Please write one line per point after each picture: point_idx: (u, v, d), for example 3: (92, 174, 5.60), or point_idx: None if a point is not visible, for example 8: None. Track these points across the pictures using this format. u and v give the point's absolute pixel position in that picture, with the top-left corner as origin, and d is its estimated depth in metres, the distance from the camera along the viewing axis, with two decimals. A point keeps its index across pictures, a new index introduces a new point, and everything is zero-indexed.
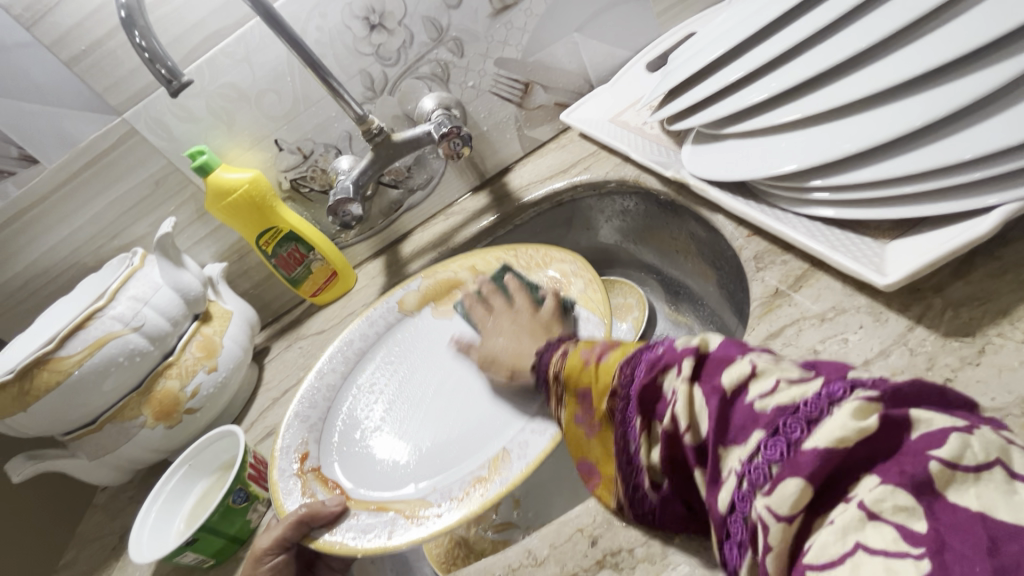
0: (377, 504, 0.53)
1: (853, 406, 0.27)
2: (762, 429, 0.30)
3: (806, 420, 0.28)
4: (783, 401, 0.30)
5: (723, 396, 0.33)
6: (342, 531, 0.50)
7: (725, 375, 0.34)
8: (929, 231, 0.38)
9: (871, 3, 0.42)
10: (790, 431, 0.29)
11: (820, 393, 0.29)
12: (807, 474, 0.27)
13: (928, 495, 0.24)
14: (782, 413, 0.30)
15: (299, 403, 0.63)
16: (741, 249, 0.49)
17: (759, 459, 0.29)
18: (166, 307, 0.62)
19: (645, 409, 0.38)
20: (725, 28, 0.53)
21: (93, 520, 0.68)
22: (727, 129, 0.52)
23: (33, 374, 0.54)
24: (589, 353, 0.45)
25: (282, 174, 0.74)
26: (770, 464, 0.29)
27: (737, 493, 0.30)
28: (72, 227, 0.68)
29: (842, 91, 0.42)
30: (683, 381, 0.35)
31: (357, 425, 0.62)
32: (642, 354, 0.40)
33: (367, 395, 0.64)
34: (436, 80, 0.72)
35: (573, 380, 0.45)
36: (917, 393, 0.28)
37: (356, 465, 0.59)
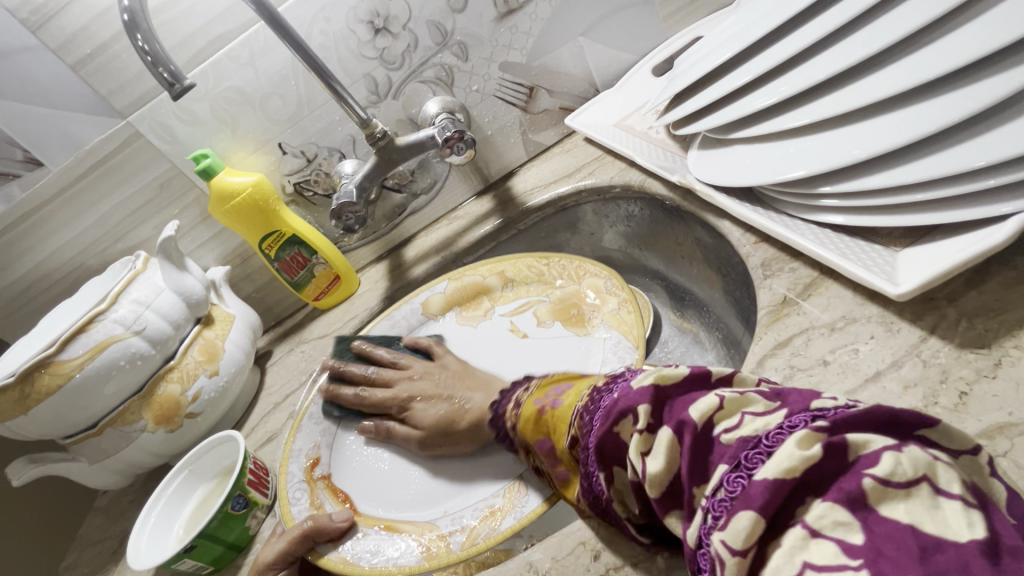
0: (386, 523, 0.53)
1: (798, 437, 0.29)
2: (725, 463, 0.31)
3: (765, 452, 0.30)
4: (743, 435, 0.31)
5: (694, 430, 0.32)
6: (348, 547, 0.51)
7: (692, 410, 0.33)
8: (941, 239, 0.37)
9: (880, 7, 0.41)
10: (750, 465, 0.29)
11: (781, 426, 0.30)
12: (758, 506, 0.27)
13: (863, 510, 0.26)
14: (743, 447, 0.31)
15: (316, 402, 0.63)
16: (748, 256, 0.48)
17: (721, 493, 0.30)
18: (168, 311, 0.62)
19: (609, 456, 0.38)
20: (732, 32, 0.53)
21: (93, 524, 0.67)
22: (733, 134, 0.51)
23: (34, 377, 0.54)
24: (545, 400, 0.47)
25: (286, 177, 0.74)
26: (730, 497, 0.29)
27: (702, 529, 0.30)
28: (76, 229, 0.68)
29: (851, 95, 0.41)
30: (641, 429, 0.35)
31: (371, 434, 0.63)
32: (600, 401, 0.41)
33: (388, 406, 0.64)
34: (440, 84, 0.72)
35: (527, 428, 0.48)
36: (868, 420, 0.29)
37: (368, 474, 0.59)
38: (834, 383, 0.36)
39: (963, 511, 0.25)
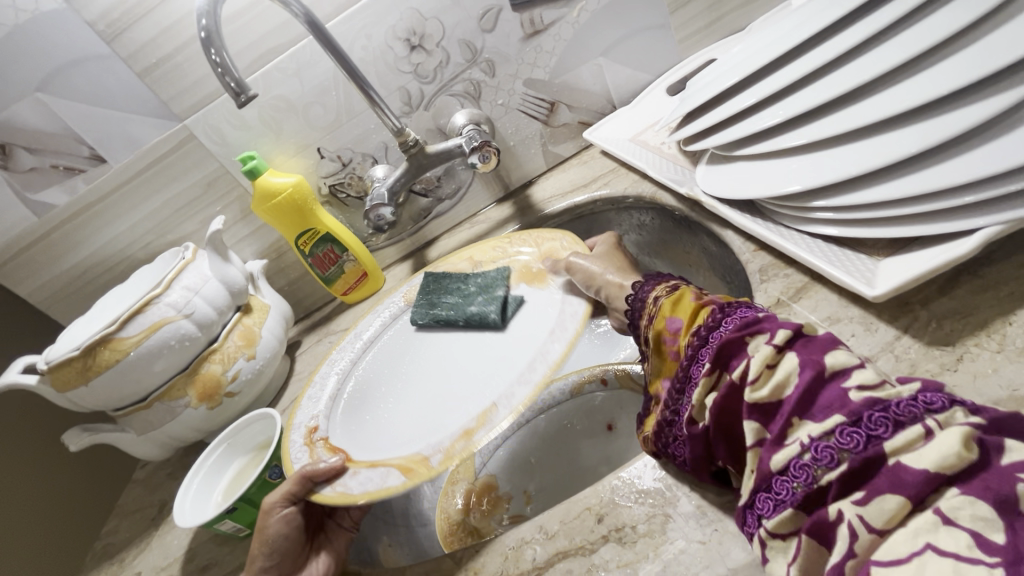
0: (374, 461, 0.57)
1: (955, 431, 0.29)
2: (842, 413, 0.32)
3: (892, 419, 0.31)
4: (873, 396, 0.32)
5: (820, 372, 0.34)
6: (341, 484, 0.54)
7: (829, 356, 0.34)
8: (918, 250, 0.41)
9: (873, 41, 0.46)
10: (873, 427, 0.31)
11: (916, 399, 0.31)
12: (909, 493, 0.29)
13: (1010, 512, 0.26)
14: (870, 407, 0.32)
15: (311, 386, 0.67)
16: (748, 262, 0.52)
17: (830, 440, 0.32)
18: (214, 298, 0.67)
19: (723, 356, 0.39)
20: (740, 59, 0.58)
21: (134, 492, 0.73)
22: (739, 152, 0.55)
23: (97, 352, 0.60)
24: (698, 298, 0.47)
25: (322, 179, 0.80)
26: (843, 449, 0.31)
27: (796, 462, 0.33)
28: (131, 221, 0.75)
29: (845, 120, 0.45)
30: (771, 347, 0.36)
31: (364, 401, 0.65)
32: (732, 312, 0.42)
33: (383, 371, 0.68)
34: (468, 97, 0.77)
35: (667, 309, 0.48)
36: (1016, 428, 0.29)
37: (358, 429, 0.62)
38: None
39: None
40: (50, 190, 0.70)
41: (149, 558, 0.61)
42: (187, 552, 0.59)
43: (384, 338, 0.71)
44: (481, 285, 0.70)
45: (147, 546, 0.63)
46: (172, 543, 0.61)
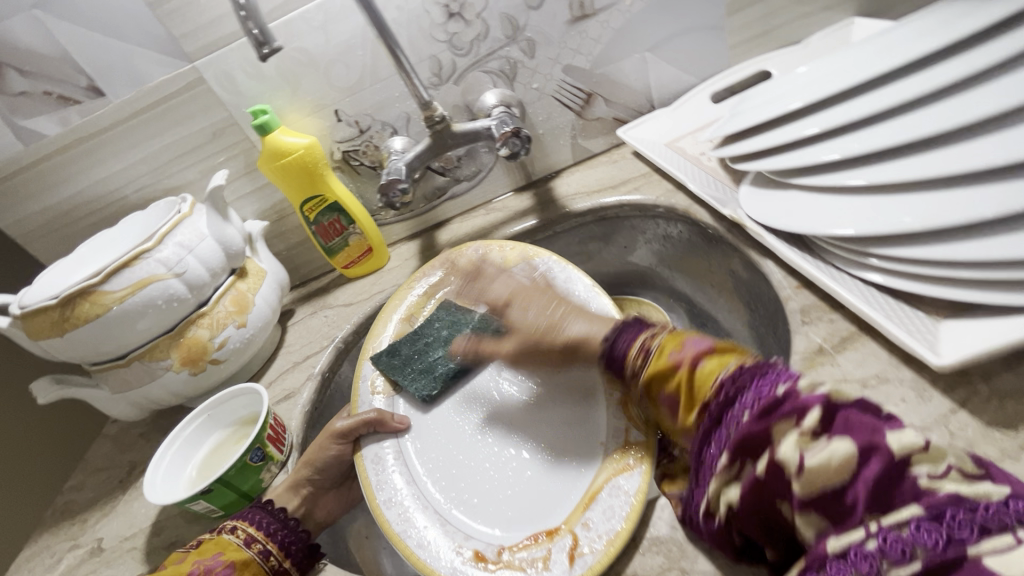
0: (586, 496, 0.46)
1: None
2: (919, 507, 0.28)
3: (983, 524, 0.27)
4: (958, 494, 0.28)
5: (887, 458, 0.29)
6: (587, 538, 0.42)
7: (893, 438, 0.30)
8: (983, 316, 0.39)
9: (961, 85, 0.42)
10: (958, 528, 0.27)
11: (1008, 504, 0.27)
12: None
13: None
14: (952, 504, 0.28)
15: (391, 521, 0.48)
16: (788, 299, 0.49)
17: (904, 533, 0.28)
18: (208, 258, 0.63)
19: (748, 442, 0.35)
20: (806, 79, 0.54)
21: (102, 449, 0.69)
22: (792, 180, 0.52)
23: (76, 303, 0.55)
24: (681, 354, 0.43)
25: (336, 144, 0.74)
26: (918, 546, 0.27)
27: (858, 550, 0.29)
28: (124, 162, 0.69)
29: (919, 165, 0.42)
30: (802, 431, 0.33)
31: (455, 493, 0.50)
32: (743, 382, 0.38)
33: (452, 457, 0.52)
34: (502, 77, 0.72)
35: (655, 379, 0.44)
36: None
37: (511, 505, 0.48)
38: None
39: None
40: (40, 118, 0.64)
41: (113, 525, 0.58)
42: (154, 526, 0.56)
43: (414, 427, 0.55)
44: (449, 323, 0.62)
45: (112, 511, 0.60)
46: (139, 512, 0.58)
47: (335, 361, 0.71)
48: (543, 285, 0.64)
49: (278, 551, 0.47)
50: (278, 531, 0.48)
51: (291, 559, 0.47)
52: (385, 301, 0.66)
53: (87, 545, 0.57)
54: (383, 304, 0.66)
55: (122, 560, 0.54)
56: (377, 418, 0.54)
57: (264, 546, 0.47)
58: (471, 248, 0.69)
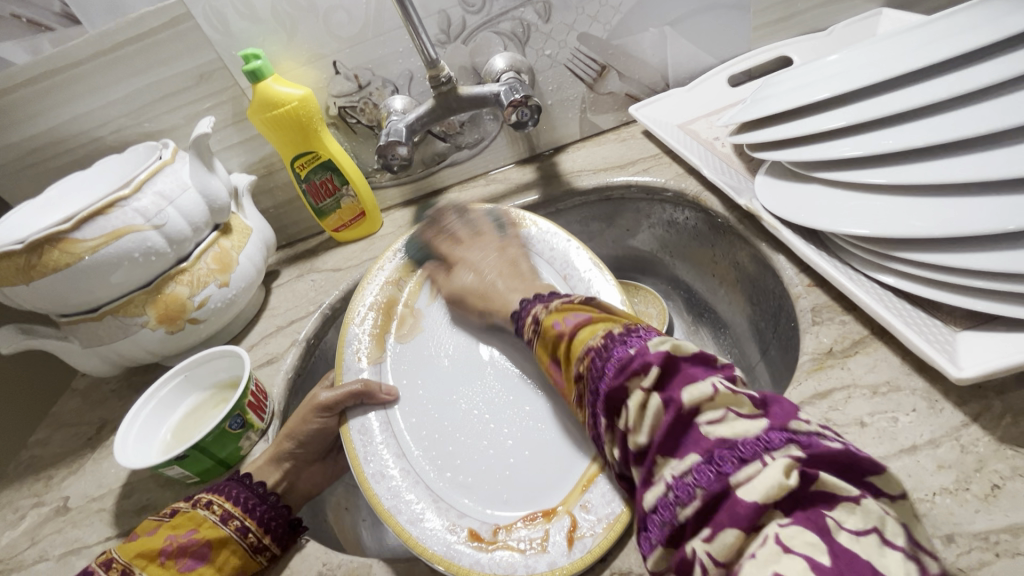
0: (584, 478, 0.45)
1: (779, 463, 0.29)
2: (699, 453, 0.33)
3: (738, 457, 0.31)
4: (725, 435, 0.32)
5: (679, 410, 0.34)
6: (585, 521, 0.41)
7: (685, 392, 0.34)
8: (1002, 330, 0.38)
9: (1006, 86, 0.40)
10: (722, 465, 0.31)
11: (759, 437, 0.31)
12: (745, 525, 0.29)
13: (828, 539, 0.28)
14: (719, 445, 0.32)
15: (381, 496, 0.46)
16: (799, 297, 0.48)
17: (688, 478, 0.32)
18: (190, 211, 0.59)
19: (612, 405, 0.38)
20: (837, 68, 0.51)
21: (71, 404, 0.66)
22: (813, 174, 0.50)
23: (44, 251, 0.51)
24: (564, 324, 0.45)
25: (332, 98, 0.70)
26: (697, 487, 0.31)
27: (662, 500, 0.33)
28: (100, 101, 0.64)
29: (951, 168, 0.40)
30: (639, 391, 0.36)
31: (450, 473, 0.48)
32: (611, 352, 0.39)
33: (446, 434, 0.51)
34: (514, 40, 0.68)
35: (546, 345, 0.47)
36: (836, 461, 0.30)
37: (507, 488, 0.46)
38: (868, 446, 0.37)
39: (904, 562, 0.27)
40: (6, 44, 0.59)
41: (81, 484, 0.56)
42: (125, 487, 0.54)
43: (404, 398, 0.53)
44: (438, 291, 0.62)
45: (80, 469, 0.58)
46: (108, 472, 0.56)
47: (321, 327, 0.69)
48: (541, 260, 0.62)
49: (257, 527, 0.44)
50: (257, 508, 0.45)
51: (271, 535, 0.45)
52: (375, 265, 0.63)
53: (51, 504, 0.55)
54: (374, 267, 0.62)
55: (90, 521, 0.52)
56: (364, 390, 0.52)
57: (242, 523, 0.44)
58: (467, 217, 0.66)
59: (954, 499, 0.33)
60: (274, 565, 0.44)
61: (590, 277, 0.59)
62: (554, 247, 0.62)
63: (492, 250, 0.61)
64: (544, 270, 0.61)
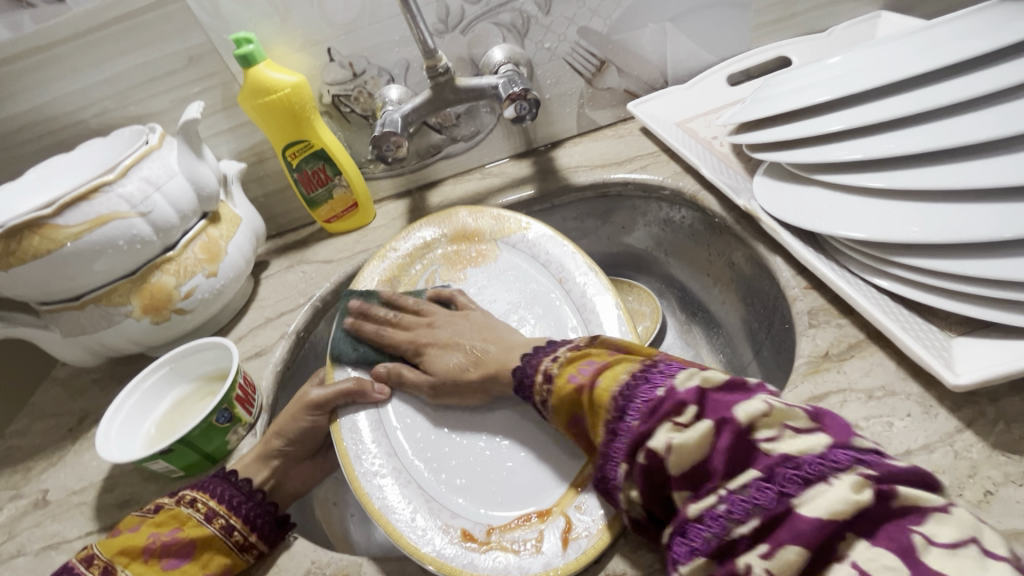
0: (580, 479, 0.45)
1: (852, 483, 0.29)
2: (756, 469, 0.32)
3: (801, 475, 0.31)
4: (785, 451, 0.32)
5: (733, 426, 0.33)
6: (580, 523, 0.41)
7: (740, 410, 0.34)
8: (996, 337, 0.38)
9: (1006, 94, 0.40)
10: (783, 483, 0.31)
11: (823, 453, 0.31)
12: (809, 544, 0.29)
13: (912, 561, 0.27)
14: (779, 462, 0.32)
15: (372, 497, 0.45)
16: (795, 299, 0.48)
17: (744, 494, 0.32)
18: (177, 198, 0.57)
19: (637, 445, 0.37)
20: (839, 70, 0.51)
21: (51, 394, 0.64)
22: (812, 176, 0.50)
23: (24, 236, 0.49)
24: (579, 376, 0.43)
25: (326, 86, 0.68)
26: (755, 503, 0.31)
27: (710, 512, 0.33)
28: (83, 82, 0.62)
29: (951, 174, 0.40)
30: (681, 412, 0.35)
31: (444, 472, 0.48)
32: (634, 397, 0.38)
33: (442, 433, 0.50)
34: (513, 32, 0.67)
35: (560, 408, 0.44)
36: (907, 478, 0.30)
37: (501, 489, 0.46)
38: None
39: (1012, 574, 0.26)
40: None
41: (61, 477, 0.54)
42: (107, 481, 0.52)
43: (396, 395, 0.53)
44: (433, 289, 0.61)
45: (60, 461, 0.56)
46: (90, 465, 0.54)
47: (312, 320, 0.68)
48: (537, 261, 0.61)
49: (242, 525, 0.43)
50: (242, 505, 0.45)
51: (258, 532, 0.44)
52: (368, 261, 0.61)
53: (30, 497, 0.54)
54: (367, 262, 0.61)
55: (70, 515, 0.51)
56: (356, 388, 0.51)
57: (227, 521, 0.43)
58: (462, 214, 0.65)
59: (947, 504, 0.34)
60: (261, 563, 0.43)
61: (584, 280, 0.58)
62: (551, 246, 0.62)
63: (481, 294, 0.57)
64: (540, 269, 0.61)
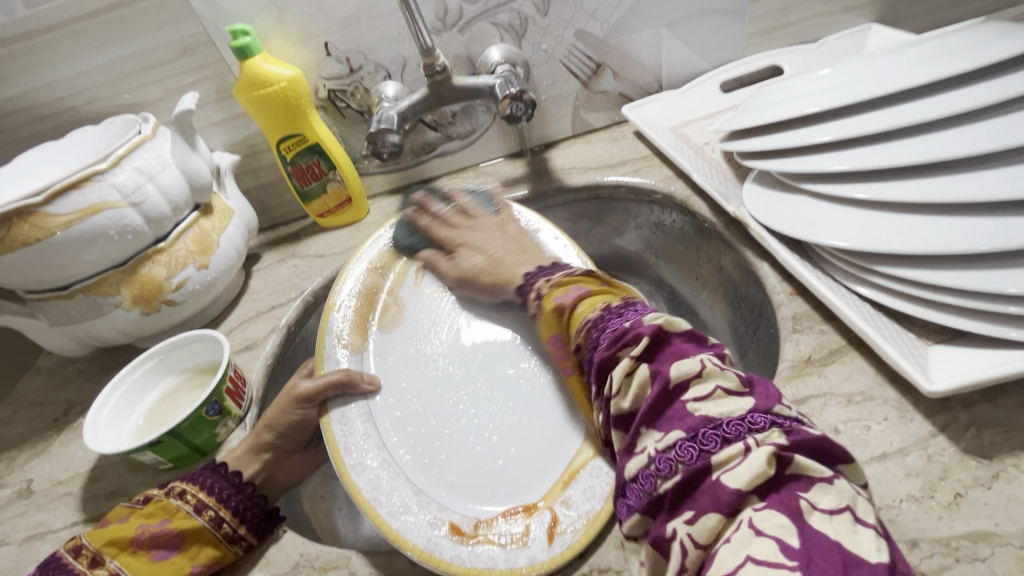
0: (566, 474, 0.46)
1: (763, 453, 0.30)
2: (682, 429, 0.34)
3: (722, 436, 0.32)
4: (709, 413, 0.34)
5: (666, 382, 0.35)
6: (565, 516, 0.42)
7: (674, 367, 0.36)
8: (972, 345, 0.40)
9: (987, 111, 0.42)
10: (705, 442, 0.33)
11: (744, 418, 0.33)
12: (724, 509, 0.30)
13: (800, 520, 0.28)
14: (703, 423, 0.33)
15: (363, 488, 0.46)
16: (781, 305, 0.49)
17: (670, 453, 0.33)
18: (170, 189, 0.57)
19: (601, 376, 0.40)
20: (829, 82, 0.52)
21: (36, 382, 0.64)
22: (801, 185, 0.51)
23: (13, 224, 0.49)
24: (564, 297, 0.47)
25: (322, 80, 0.68)
26: (678, 462, 0.33)
27: (642, 471, 0.34)
28: (75, 69, 0.61)
29: (932, 188, 0.41)
30: (630, 359, 0.38)
31: (433, 465, 0.48)
32: (608, 322, 0.41)
33: (432, 428, 0.50)
34: (510, 32, 0.68)
35: (546, 321, 0.49)
36: (819, 449, 0.31)
37: (489, 484, 0.47)
38: None
39: (876, 538, 0.28)
40: None
41: (46, 466, 0.54)
42: (93, 472, 0.52)
43: (385, 388, 0.53)
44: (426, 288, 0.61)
45: (44, 451, 0.56)
46: (75, 455, 0.54)
47: (302, 314, 0.68)
48: None
49: (231, 517, 0.43)
50: (232, 497, 0.45)
51: (247, 525, 0.44)
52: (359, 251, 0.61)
53: (13, 486, 0.53)
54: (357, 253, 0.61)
55: (54, 505, 0.50)
56: (346, 380, 0.51)
57: (216, 513, 0.43)
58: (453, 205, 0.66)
59: (919, 505, 0.35)
60: (250, 556, 0.43)
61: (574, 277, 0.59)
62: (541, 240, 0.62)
63: (495, 229, 0.61)
64: None
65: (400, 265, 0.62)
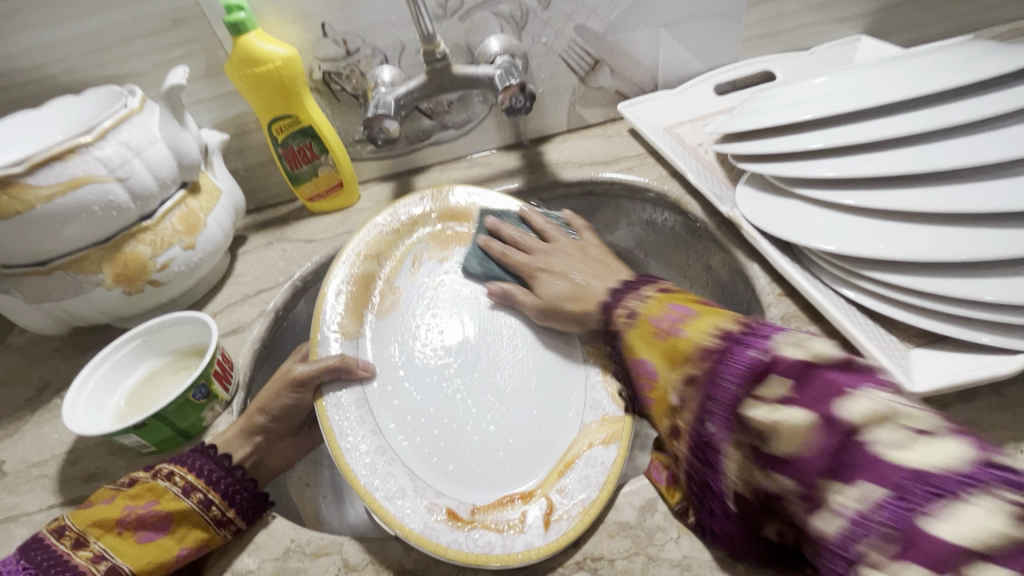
0: (561, 463, 0.47)
1: (999, 506, 0.25)
2: (885, 485, 0.27)
3: (937, 491, 0.26)
4: (912, 461, 0.27)
5: (845, 431, 0.29)
6: (562, 504, 0.43)
7: (848, 409, 0.30)
8: (950, 349, 0.42)
9: (972, 126, 0.44)
10: (917, 500, 0.26)
11: (968, 468, 0.26)
12: (944, 567, 0.25)
13: None
14: (910, 476, 0.27)
15: (361, 475, 0.46)
16: (770, 305, 0.51)
17: (874, 514, 0.28)
18: (158, 165, 0.55)
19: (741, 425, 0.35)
20: (823, 91, 0.53)
21: (7, 361, 0.61)
22: (794, 190, 0.52)
23: None
24: (664, 320, 0.46)
25: (318, 62, 0.67)
26: (891, 526, 0.27)
27: (836, 533, 0.29)
28: (56, 36, 0.59)
29: (919, 198, 0.43)
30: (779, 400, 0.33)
31: (430, 453, 0.48)
32: (735, 355, 0.37)
33: (431, 416, 0.50)
34: (511, 23, 0.67)
35: (637, 342, 0.48)
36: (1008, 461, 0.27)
37: (487, 474, 0.47)
38: None
39: None
40: None
41: (19, 448, 0.52)
42: (70, 454, 0.51)
43: (380, 374, 0.53)
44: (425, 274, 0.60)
45: (17, 431, 0.54)
46: (51, 437, 0.53)
47: (291, 300, 0.67)
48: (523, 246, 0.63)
49: (220, 500, 0.43)
50: (221, 480, 0.44)
51: (236, 508, 0.43)
52: (355, 232, 0.60)
53: None
54: (354, 234, 0.60)
55: (29, 488, 0.49)
56: (342, 366, 0.50)
57: (205, 496, 0.42)
58: (452, 194, 0.66)
59: None
60: (237, 540, 0.43)
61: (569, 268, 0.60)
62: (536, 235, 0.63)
63: (572, 252, 0.61)
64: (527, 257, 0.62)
65: (397, 252, 0.62)
